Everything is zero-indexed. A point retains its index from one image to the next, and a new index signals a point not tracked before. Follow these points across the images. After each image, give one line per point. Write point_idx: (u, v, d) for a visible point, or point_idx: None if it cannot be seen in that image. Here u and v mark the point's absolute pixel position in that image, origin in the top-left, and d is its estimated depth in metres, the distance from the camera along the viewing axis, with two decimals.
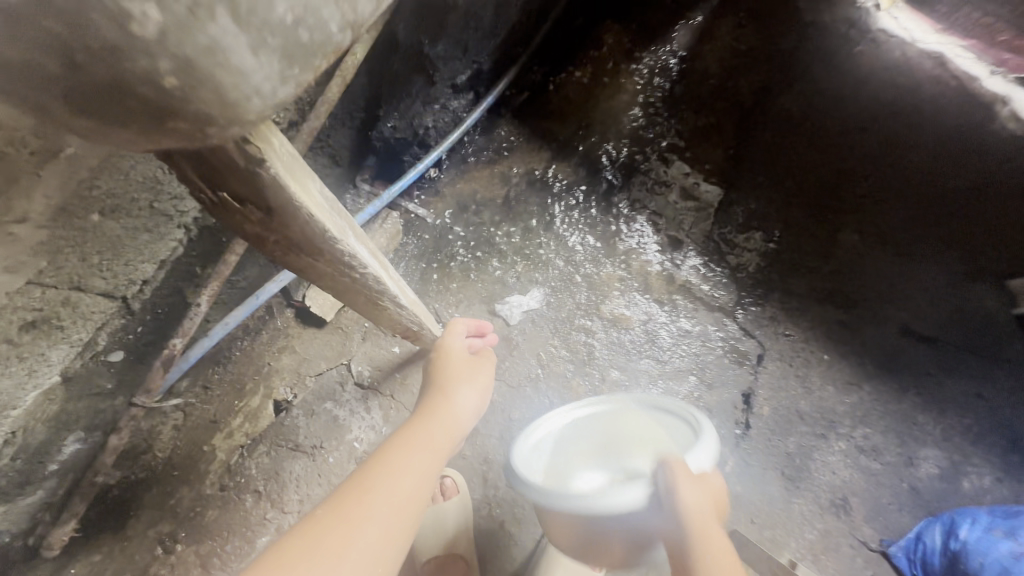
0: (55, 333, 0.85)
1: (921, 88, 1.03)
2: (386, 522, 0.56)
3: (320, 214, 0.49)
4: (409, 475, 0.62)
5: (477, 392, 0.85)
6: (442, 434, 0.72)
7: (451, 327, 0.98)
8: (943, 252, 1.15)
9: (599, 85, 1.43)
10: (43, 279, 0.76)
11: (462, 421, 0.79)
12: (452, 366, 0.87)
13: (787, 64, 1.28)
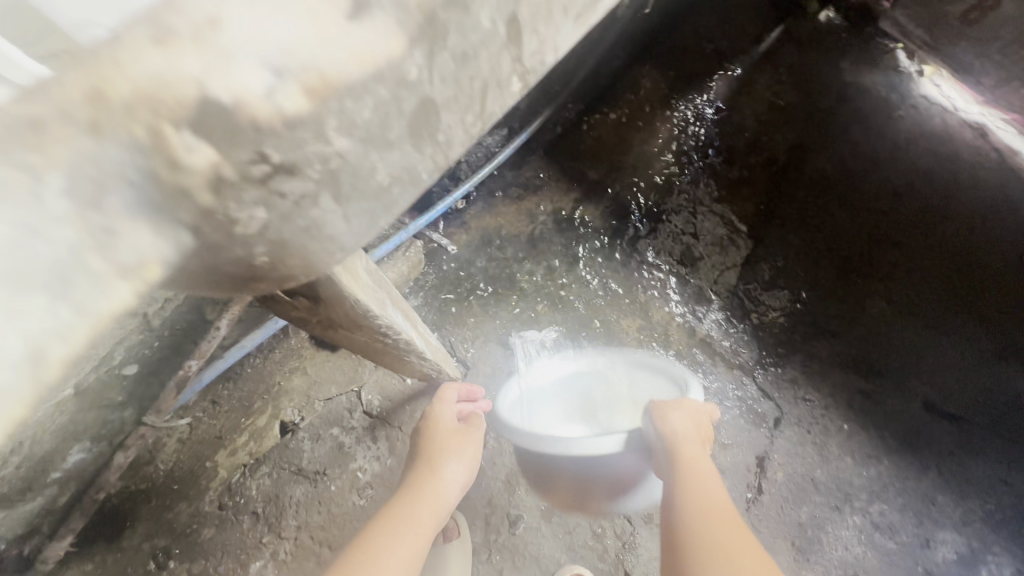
0: None
1: (960, 155, 1.30)
2: None
3: (365, 296, 0.51)
4: (391, 563, 0.70)
5: (462, 462, 0.89)
6: (426, 514, 0.79)
7: (442, 391, 1.00)
8: (974, 329, 1.22)
9: (632, 128, 1.42)
10: None
11: (448, 497, 0.84)
12: (440, 437, 0.91)
13: (822, 125, 1.39)
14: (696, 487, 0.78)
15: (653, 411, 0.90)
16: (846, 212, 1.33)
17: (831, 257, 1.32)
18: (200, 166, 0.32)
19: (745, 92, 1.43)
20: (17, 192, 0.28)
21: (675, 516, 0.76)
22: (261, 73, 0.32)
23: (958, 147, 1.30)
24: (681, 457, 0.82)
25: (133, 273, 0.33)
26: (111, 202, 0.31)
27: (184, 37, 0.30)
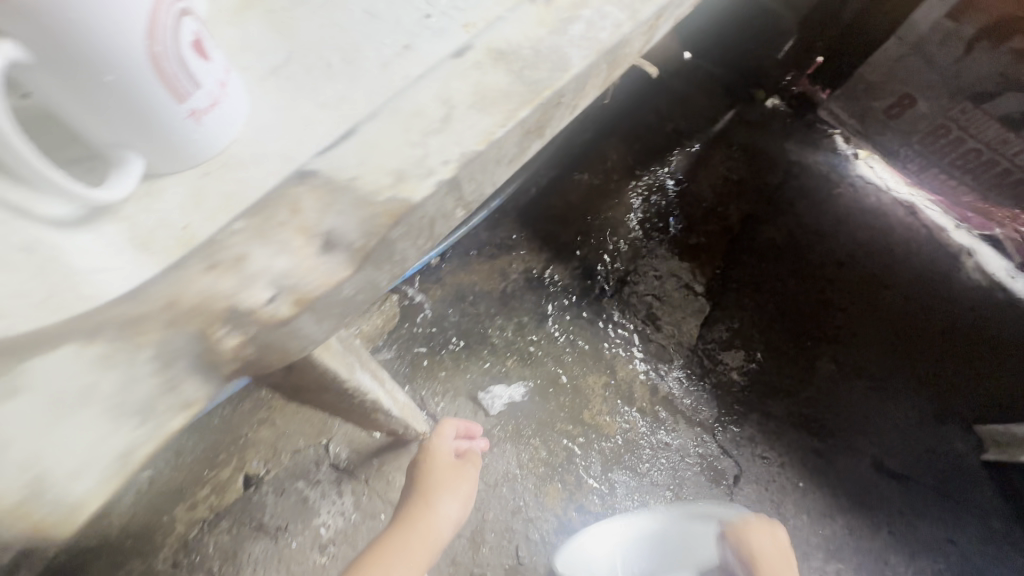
0: None
1: (894, 230, 1.44)
2: None
3: (334, 363, 0.57)
4: None
5: (457, 495, 0.88)
6: (422, 552, 0.78)
7: (441, 427, 0.98)
8: (918, 390, 1.32)
9: (600, 195, 1.53)
10: None
11: (441, 534, 0.83)
12: (437, 473, 0.89)
13: (771, 198, 1.52)
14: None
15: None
16: (795, 276, 1.44)
17: (788, 320, 1.40)
18: (229, 347, 0.43)
19: (702, 166, 1.56)
20: (119, 356, 0.40)
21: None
22: (267, 289, 0.44)
23: (891, 223, 1.45)
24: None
25: (190, 410, 0.42)
26: (178, 364, 0.41)
27: (222, 266, 0.44)
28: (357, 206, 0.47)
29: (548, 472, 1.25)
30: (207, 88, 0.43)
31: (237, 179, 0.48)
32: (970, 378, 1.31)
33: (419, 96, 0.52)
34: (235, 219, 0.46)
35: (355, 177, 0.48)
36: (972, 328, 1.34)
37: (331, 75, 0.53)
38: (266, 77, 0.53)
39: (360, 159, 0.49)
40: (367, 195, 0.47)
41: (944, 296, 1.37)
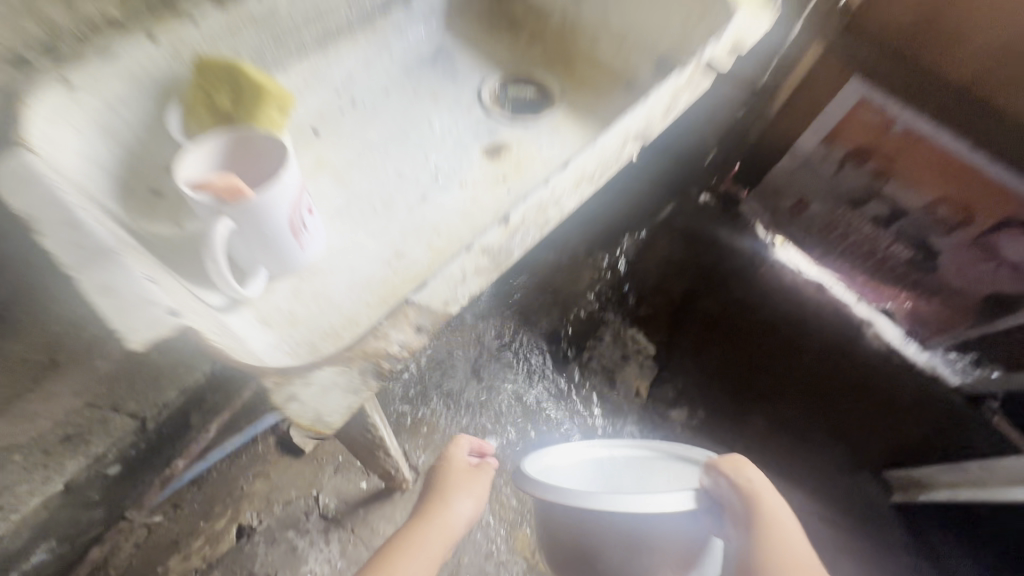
0: (79, 447, 0.98)
1: (807, 305, 1.72)
2: None
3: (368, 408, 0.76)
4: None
5: (471, 494, 0.96)
6: (438, 544, 0.85)
7: (457, 439, 1.08)
8: (834, 440, 1.55)
9: (563, 272, 1.76)
10: (95, 400, 0.93)
11: (455, 528, 0.90)
12: (454, 476, 0.98)
13: (707, 276, 1.80)
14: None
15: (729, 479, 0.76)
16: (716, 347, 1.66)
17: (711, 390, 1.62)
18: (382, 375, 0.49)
19: (648, 248, 1.84)
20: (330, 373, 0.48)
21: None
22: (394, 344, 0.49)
23: (802, 297, 1.73)
24: (779, 530, 0.71)
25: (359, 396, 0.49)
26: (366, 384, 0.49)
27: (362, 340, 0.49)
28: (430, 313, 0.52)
29: (519, 518, 1.38)
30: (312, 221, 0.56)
31: (312, 292, 0.57)
32: (875, 429, 1.56)
33: (456, 227, 0.64)
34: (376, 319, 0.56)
35: (429, 290, 0.51)
36: (876, 385, 1.60)
37: (381, 207, 0.64)
38: (332, 216, 0.62)
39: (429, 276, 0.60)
40: (439, 307, 0.52)
41: (850, 358, 1.64)
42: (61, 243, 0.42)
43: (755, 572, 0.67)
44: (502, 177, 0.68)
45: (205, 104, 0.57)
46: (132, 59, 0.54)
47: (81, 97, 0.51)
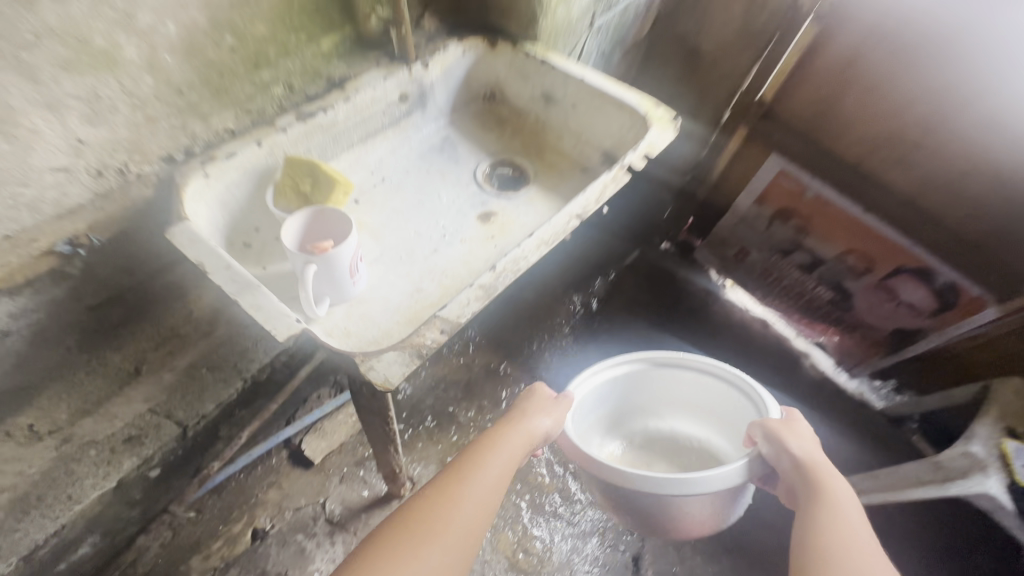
0: (135, 448, 1.17)
1: (752, 338, 1.97)
2: (472, 514, 0.67)
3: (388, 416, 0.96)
4: (490, 469, 0.74)
5: (547, 414, 0.89)
6: (520, 446, 0.80)
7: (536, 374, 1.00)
8: None
9: (541, 309, 2.04)
10: (157, 406, 1.14)
11: (533, 439, 0.82)
12: (533, 399, 0.91)
13: (666, 314, 2.06)
14: (834, 530, 0.67)
15: (771, 430, 0.85)
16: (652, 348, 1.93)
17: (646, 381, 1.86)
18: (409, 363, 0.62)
19: (616, 289, 2.12)
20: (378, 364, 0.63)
21: (815, 546, 0.66)
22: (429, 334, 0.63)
23: (750, 334, 1.98)
24: (826, 486, 0.74)
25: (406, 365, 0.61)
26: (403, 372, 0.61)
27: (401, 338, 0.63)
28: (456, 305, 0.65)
29: (502, 523, 1.57)
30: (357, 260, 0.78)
31: (360, 314, 0.80)
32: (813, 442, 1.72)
33: (459, 270, 0.88)
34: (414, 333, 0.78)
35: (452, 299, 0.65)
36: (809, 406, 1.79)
37: (405, 255, 0.88)
38: (372, 262, 0.87)
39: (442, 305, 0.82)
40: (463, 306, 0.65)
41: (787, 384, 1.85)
42: (219, 276, 0.65)
43: (809, 531, 0.68)
44: (491, 236, 0.93)
45: (292, 188, 0.80)
46: (244, 158, 0.79)
47: (211, 183, 0.77)
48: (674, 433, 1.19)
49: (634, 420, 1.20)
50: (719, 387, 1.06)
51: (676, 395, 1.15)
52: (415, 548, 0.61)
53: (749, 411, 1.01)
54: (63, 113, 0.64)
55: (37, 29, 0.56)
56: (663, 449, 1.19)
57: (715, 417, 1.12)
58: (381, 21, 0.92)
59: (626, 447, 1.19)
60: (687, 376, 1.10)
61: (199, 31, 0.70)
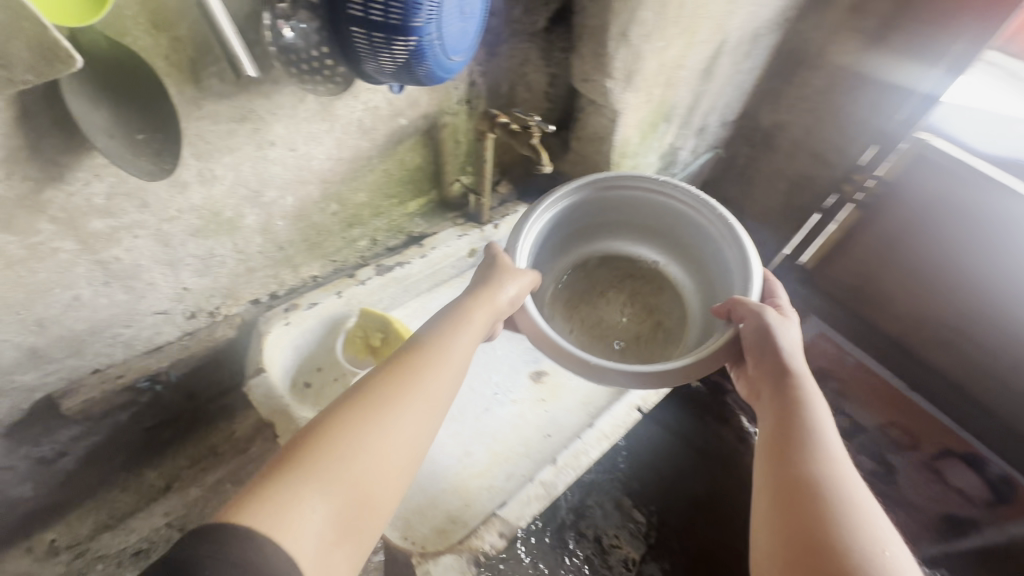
0: (130, 562, 0.88)
1: None
2: (419, 411, 0.50)
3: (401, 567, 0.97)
4: (450, 359, 0.56)
5: (517, 278, 0.68)
6: (479, 322, 0.61)
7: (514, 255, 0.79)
8: None
9: None
10: (174, 518, 0.92)
11: (498, 313, 0.64)
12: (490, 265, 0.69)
13: None
14: (820, 439, 0.52)
15: (766, 321, 0.63)
16: (679, 472, 1.11)
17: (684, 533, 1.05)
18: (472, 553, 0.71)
19: None
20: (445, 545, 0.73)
21: (785, 455, 0.51)
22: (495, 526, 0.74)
23: None
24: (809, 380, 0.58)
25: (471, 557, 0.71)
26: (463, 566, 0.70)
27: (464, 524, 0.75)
28: (517, 501, 0.76)
29: None
30: None
31: None
32: None
33: (509, 436, 0.86)
34: (465, 511, 0.77)
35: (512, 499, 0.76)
36: None
37: (457, 413, 0.87)
38: None
39: (488, 476, 0.81)
40: (525, 501, 0.76)
41: None
42: None
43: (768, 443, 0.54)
44: (542, 399, 0.91)
45: (360, 341, 0.84)
46: (323, 307, 0.84)
47: (290, 329, 0.81)
48: (633, 260, 0.91)
49: (588, 248, 0.90)
50: (689, 210, 0.79)
51: (643, 212, 0.84)
52: (361, 436, 0.46)
53: (711, 257, 0.79)
54: (180, 268, 0.70)
55: (181, 206, 0.64)
56: (619, 274, 0.91)
57: (668, 233, 0.85)
58: (462, 187, 1.00)
59: (579, 282, 0.90)
60: (644, 193, 0.81)
61: (311, 201, 0.78)
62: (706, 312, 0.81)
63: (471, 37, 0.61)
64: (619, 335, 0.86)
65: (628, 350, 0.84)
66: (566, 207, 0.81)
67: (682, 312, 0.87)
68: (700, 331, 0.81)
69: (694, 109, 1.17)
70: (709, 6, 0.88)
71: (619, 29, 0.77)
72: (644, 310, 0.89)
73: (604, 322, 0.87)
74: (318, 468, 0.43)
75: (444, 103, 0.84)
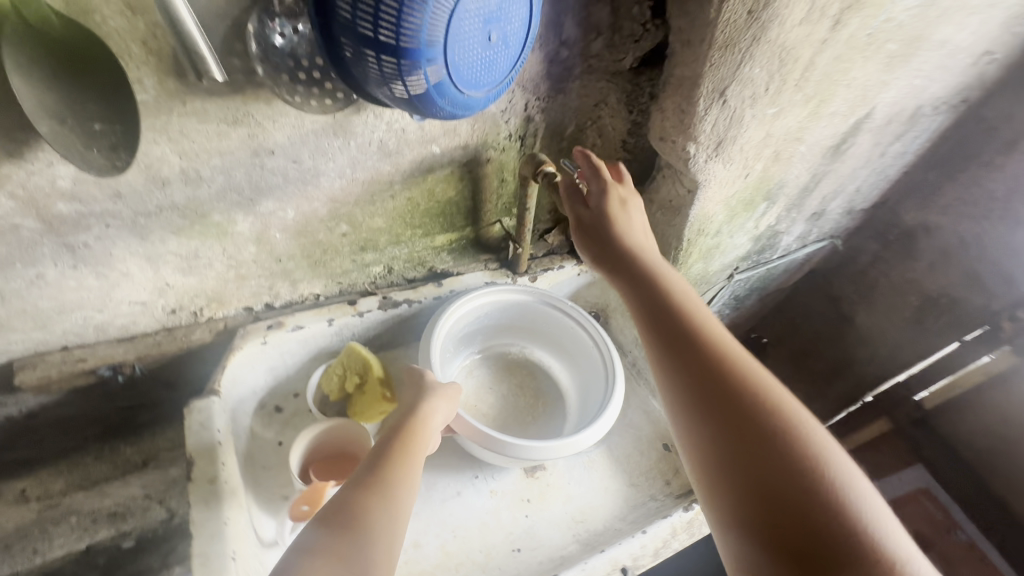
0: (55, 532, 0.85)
1: None
2: (403, 507, 0.53)
3: None
4: (414, 475, 0.57)
5: (457, 398, 0.68)
6: (427, 438, 0.62)
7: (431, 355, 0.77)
8: None
9: None
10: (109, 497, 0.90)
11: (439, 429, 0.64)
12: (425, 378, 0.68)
13: None
14: (763, 421, 0.52)
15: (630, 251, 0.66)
16: None
17: None
18: None
19: None
20: None
21: (748, 459, 0.50)
22: None
23: None
24: (718, 350, 0.57)
25: None
26: None
27: None
28: None
29: None
30: None
31: None
32: None
33: (471, 534, 0.73)
34: None
35: None
36: None
37: (423, 489, 0.75)
38: None
39: None
40: None
41: None
42: (197, 488, 0.57)
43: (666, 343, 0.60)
44: (526, 499, 0.77)
45: (338, 379, 0.75)
46: (310, 332, 0.76)
47: (266, 349, 0.73)
48: (512, 356, 0.95)
49: (470, 347, 0.92)
50: (567, 319, 0.88)
51: (527, 319, 0.91)
52: (377, 534, 0.49)
53: (574, 367, 0.91)
54: (160, 264, 0.65)
55: (161, 203, 0.58)
56: (505, 368, 0.93)
57: (546, 337, 0.93)
58: (503, 229, 0.88)
59: (469, 379, 0.90)
60: (530, 304, 0.89)
61: (316, 218, 0.70)
62: (581, 399, 0.88)
63: (503, 72, 0.49)
64: (511, 420, 0.87)
65: (527, 429, 0.86)
66: (462, 313, 0.84)
67: (557, 384, 0.92)
68: (582, 395, 0.88)
69: (809, 192, 0.95)
70: (849, 72, 0.68)
71: (714, 86, 0.60)
72: (526, 391, 0.91)
73: (497, 411, 0.88)
74: (372, 542, 0.49)
75: (489, 137, 0.73)
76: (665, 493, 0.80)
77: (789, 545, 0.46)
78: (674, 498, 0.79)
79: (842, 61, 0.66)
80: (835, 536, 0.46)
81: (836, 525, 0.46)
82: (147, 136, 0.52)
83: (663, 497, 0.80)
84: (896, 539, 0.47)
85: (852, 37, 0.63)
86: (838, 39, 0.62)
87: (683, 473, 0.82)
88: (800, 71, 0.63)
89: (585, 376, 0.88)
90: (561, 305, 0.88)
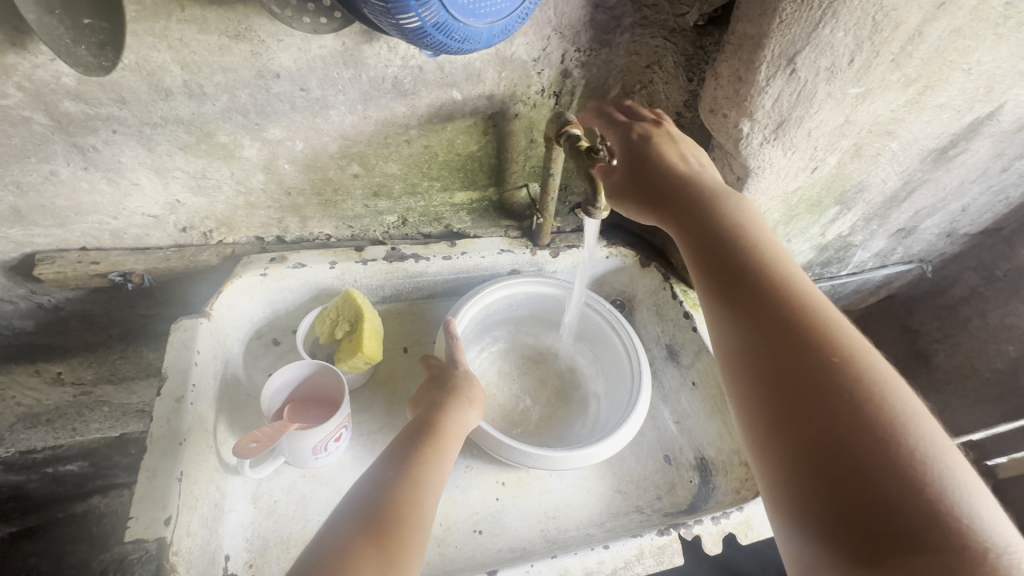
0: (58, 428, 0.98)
1: None
2: (427, 504, 0.50)
3: None
4: (436, 478, 0.53)
5: (475, 405, 0.65)
6: (449, 440, 0.59)
7: (449, 326, 0.73)
8: None
9: None
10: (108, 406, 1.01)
11: (461, 433, 0.61)
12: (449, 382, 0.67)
13: None
14: (824, 368, 0.40)
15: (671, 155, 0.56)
16: None
17: None
18: None
19: None
20: None
21: (798, 416, 0.40)
22: None
23: None
24: (776, 281, 0.46)
25: None
26: None
27: None
28: None
29: None
30: (323, 458, 0.67)
31: (302, 493, 0.67)
32: None
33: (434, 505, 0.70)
34: None
35: None
36: None
37: None
38: (359, 435, 0.73)
39: None
40: None
41: None
42: (163, 406, 0.58)
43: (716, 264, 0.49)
44: (500, 482, 0.73)
45: (329, 324, 0.73)
46: (311, 272, 0.74)
47: (265, 281, 0.72)
48: (537, 350, 0.90)
49: (497, 334, 0.88)
50: (597, 315, 0.82)
51: (555, 312, 0.86)
52: (407, 531, 0.47)
53: (601, 365, 0.84)
54: (169, 179, 0.64)
55: (165, 115, 0.57)
56: (528, 360, 0.89)
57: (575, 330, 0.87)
58: (530, 196, 0.81)
59: (492, 366, 0.86)
60: (559, 296, 0.83)
61: (326, 154, 0.67)
62: (603, 403, 0.81)
63: (506, 9, 0.44)
64: (528, 415, 0.82)
65: (541, 429, 0.81)
66: (490, 300, 0.81)
67: (583, 385, 0.86)
68: (605, 401, 0.81)
69: (897, 202, 0.80)
70: (972, 52, 0.54)
71: (780, 50, 0.50)
72: (549, 387, 0.86)
73: (517, 405, 0.83)
74: (400, 538, 0.46)
75: (518, 88, 0.66)
76: (653, 507, 0.73)
77: (838, 515, 0.36)
78: (662, 517, 0.72)
79: (964, 37, 0.52)
80: (906, 514, 0.34)
81: (910, 499, 0.35)
82: (147, 40, 0.50)
83: (650, 511, 0.73)
84: (992, 522, 0.35)
85: (983, 5, 0.49)
86: (962, 4, 0.48)
87: (678, 489, 0.75)
88: (901, 42, 0.50)
89: (611, 381, 0.81)
90: (594, 300, 0.82)
